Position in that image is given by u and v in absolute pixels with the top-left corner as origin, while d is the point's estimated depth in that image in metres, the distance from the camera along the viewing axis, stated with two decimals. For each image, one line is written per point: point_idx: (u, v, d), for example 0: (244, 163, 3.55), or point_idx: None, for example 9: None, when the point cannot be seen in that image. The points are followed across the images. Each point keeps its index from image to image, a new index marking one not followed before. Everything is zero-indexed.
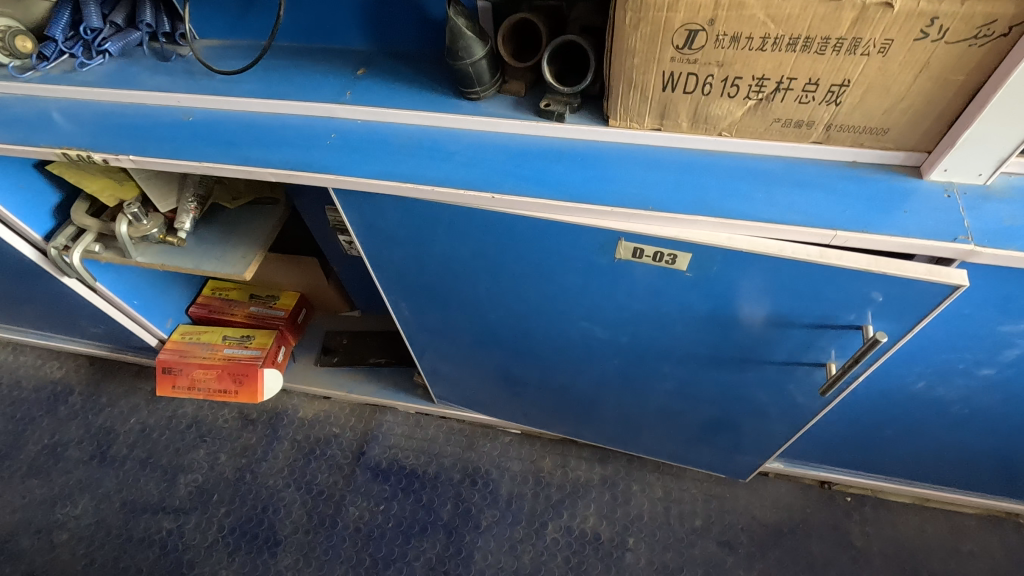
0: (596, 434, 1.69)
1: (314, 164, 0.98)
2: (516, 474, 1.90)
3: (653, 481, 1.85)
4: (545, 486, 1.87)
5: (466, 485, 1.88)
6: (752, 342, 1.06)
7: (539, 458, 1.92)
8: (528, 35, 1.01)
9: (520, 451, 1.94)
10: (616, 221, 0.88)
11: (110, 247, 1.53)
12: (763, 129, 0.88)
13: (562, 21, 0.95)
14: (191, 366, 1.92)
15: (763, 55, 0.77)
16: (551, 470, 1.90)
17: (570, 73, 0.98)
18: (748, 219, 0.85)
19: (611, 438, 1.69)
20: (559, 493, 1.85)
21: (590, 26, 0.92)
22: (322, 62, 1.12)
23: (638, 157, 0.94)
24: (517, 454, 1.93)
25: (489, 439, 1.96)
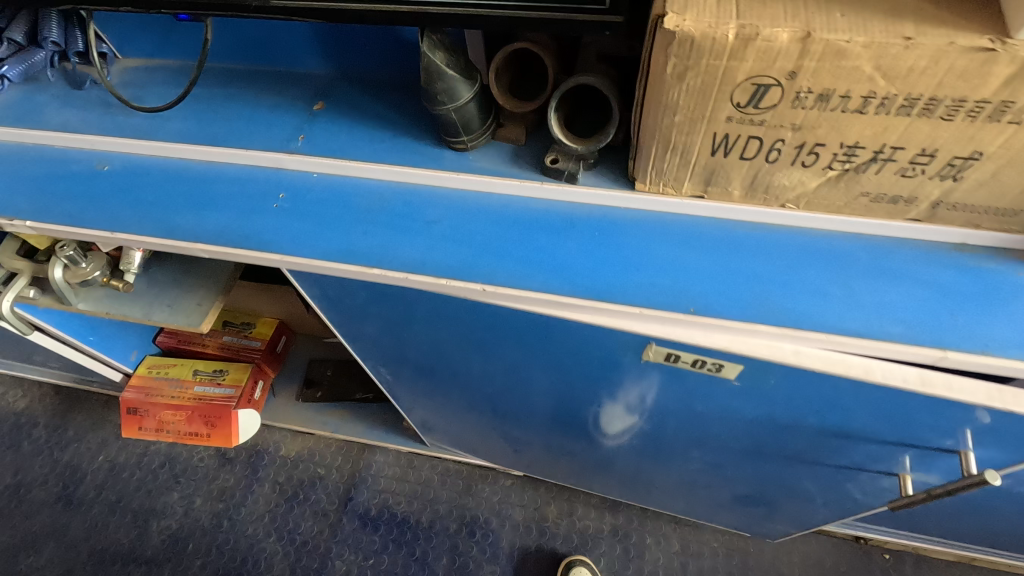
0: (605, 487, 1.49)
1: (255, 237, 0.77)
2: (518, 525, 1.72)
3: (669, 532, 1.68)
4: (549, 538, 1.70)
5: (462, 537, 1.71)
6: (811, 445, 0.85)
7: (543, 505, 1.75)
8: (530, 66, 0.79)
9: (521, 497, 1.76)
10: (648, 325, 0.66)
11: (48, 292, 1.32)
12: (843, 202, 0.66)
13: (571, 55, 0.72)
14: (158, 406, 1.72)
15: (861, 118, 0.54)
16: (557, 518, 1.72)
17: (586, 117, 0.75)
18: (824, 329, 0.64)
19: (625, 493, 1.49)
20: (566, 546, 1.68)
21: (610, 56, 0.69)
22: (271, 92, 0.89)
23: (674, 232, 0.72)
24: (518, 500, 1.75)
25: (488, 483, 1.79)
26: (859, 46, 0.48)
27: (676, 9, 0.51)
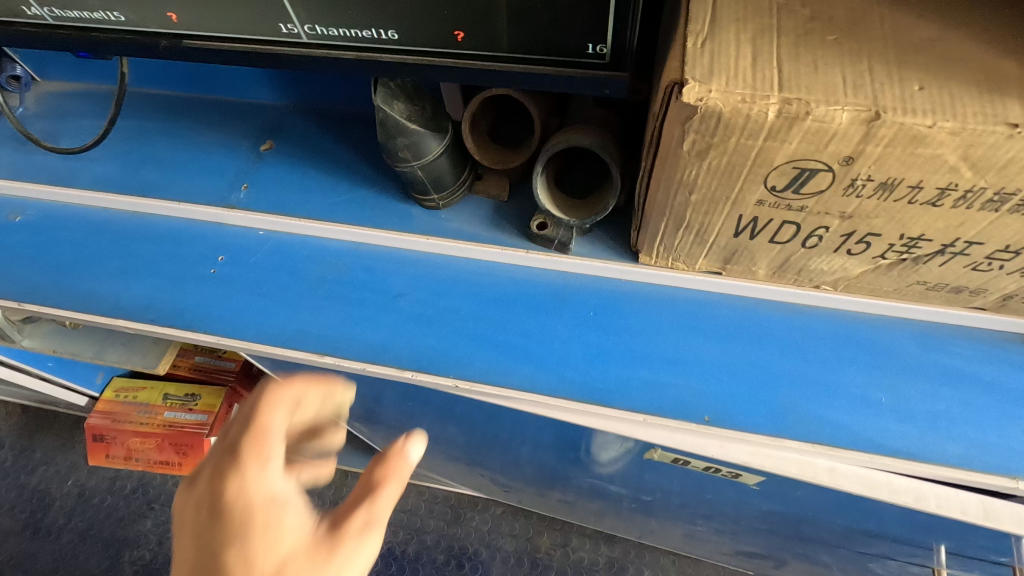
0: (617, 525, 1.25)
1: (189, 312, 0.65)
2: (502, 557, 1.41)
3: (668, 565, 1.38)
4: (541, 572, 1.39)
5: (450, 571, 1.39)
6: (842, 535, 0.74)
7: (535, 534, 1.43)
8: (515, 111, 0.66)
9: (513, 526, 1.44)
10: (653, 435, 0.56)
11: None
12: (892, 289, 0.54)
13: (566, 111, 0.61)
14: (125, 434, 1.48)
15: (931, 210, 0.42)
16: (551, 549, 1.41)
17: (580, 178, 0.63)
18: (864, 447, 0.53)
19: (631, 530, 1.26)
20: None
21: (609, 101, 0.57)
22: (212, 128, 0.76)
23: (683, 314, 0.60)
24: (510, 530, 1.44)
25: (478, 510, 1.46)
26: (943, 133, 0.36)
27: (700, 75, 0.38)
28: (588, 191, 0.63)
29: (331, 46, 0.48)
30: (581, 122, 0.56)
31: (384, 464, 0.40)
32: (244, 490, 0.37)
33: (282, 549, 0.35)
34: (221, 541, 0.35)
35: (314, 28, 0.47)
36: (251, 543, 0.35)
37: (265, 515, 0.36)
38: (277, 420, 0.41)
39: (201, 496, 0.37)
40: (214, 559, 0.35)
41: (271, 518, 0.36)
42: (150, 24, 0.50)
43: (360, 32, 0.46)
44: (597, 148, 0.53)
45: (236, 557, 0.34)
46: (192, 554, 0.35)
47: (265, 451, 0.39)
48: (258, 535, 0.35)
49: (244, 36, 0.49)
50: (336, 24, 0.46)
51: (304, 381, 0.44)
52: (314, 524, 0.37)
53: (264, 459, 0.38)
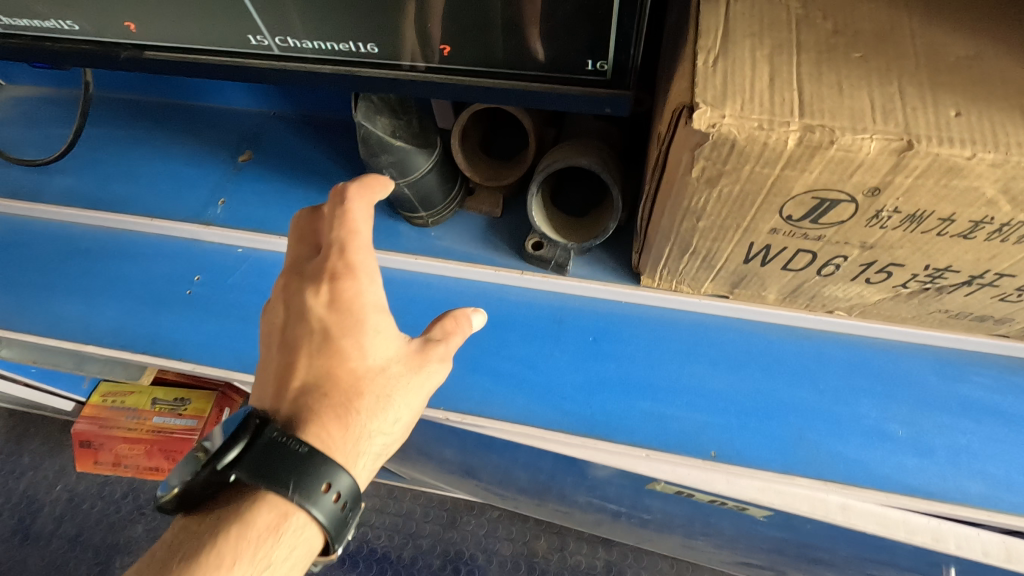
0: (620, 533, 1.21)
1: (164, 338, 0.61)
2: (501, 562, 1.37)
3: (665, 569, 1.36)
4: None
5: None
6: (849, 559, 0.71)
7: (532, 538, 1.39)
8: (506, 125, 0.62)
9: (510, 530, 1.40)
10: (656, 469, 0.53)
11: None
12: (910, 315, 0.51)
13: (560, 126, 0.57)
14: (113, 440, 1.43)
15: (960, 243, 0.39)
16: (548, 554, 1.38)
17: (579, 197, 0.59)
18: (882, 486, 0.49)
19: (631, 537, 1.22)
20: None
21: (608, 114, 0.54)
22: (188, 136, 0.72)
23: (687, 340, 0.57)
24: (507, 534, 1.40)
25: (474, 514, 1.43)
26: (983, 164, 0.32)
27: (711, 98, 0.34)
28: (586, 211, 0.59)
29: (306, 59, 0.44)
30: (579, 139, 0.51)
31: (452, 321, 0.45)
32: (336, 299, 0.42)
33: (362, 366, 0.41)
34: (315, 339, 0.42)
35: (286, 40, 0.43)
36: (339, 357, 0.41)
37: (352, 324, 0.42)
38: (362, 241, 0.43)
39: (297, 292, 0.43)
40: (304, 353, 0.42)
41: (355, 335, 0.41)
42: (108, 34, 0.46)
43: (339, 45, 0.42)
44: (598, 168, 0.49)
45: (326, 360, 0.41)
46: (290, 338, 0.43)
47: (353, 264, 0.42)
48: (343, 345, 0.41)
49: (211, 47, 0.45)
50: (311, 35, 0.42)
51: (388, 187, 0.43)
52: (390, 349, 0.42)
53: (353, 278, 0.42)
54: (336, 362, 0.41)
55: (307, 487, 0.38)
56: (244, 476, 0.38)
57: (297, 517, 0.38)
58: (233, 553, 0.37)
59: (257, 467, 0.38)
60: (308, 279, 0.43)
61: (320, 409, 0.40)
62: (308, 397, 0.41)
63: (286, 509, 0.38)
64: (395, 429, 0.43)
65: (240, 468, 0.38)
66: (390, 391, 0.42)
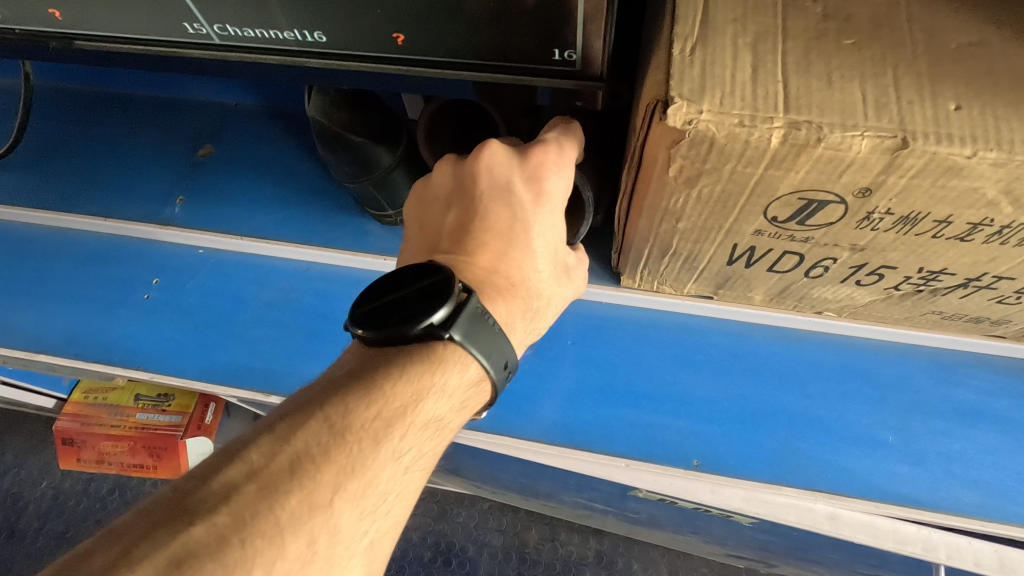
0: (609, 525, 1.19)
1: (122, 346, 0.58)
2: (491, 553, 1.36)
3: (658, 557, 1.35)
4: (531, 568, 1.34)
5: (437, 568, 1.35)
6: (839, 556, 0.70)
7: (523, 529, 1.38)
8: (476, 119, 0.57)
9: (501, 521, 1.39)
10: (637, 477, 0.51)
11: None
12: (902, 317, 0.48)
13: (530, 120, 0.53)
14: (96, 438, 1.41)
15: (957, 246, 0.36)
16: (539, 544, 1.37)
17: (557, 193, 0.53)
18: (870, 494, 0.47)
19: (620, 529, 1.21)
20: None
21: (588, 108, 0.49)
22: (145, 129, 0.68)
23: (669, 342, 0.54)
24: (498, 525, 1.39)
25: (464, 506, 1.41)
26: (984, 164, 0.29)
27: (688, 92, 0.31)
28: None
29: (249, 49, 0.40)
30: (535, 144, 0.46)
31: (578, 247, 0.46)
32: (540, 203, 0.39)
33: (541, 267, 0.41)
34: (510, 229, 0.40)
35: (226, 28, 0.39)
36: (528, 252, 0.40)
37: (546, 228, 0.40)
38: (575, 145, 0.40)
39: (496, 174, 0.39)
40: (496, 240, 0.40)
41: (549, 236, 0.41)
42: (32, 23, 0.42)
43: (282, 33, 0.38)
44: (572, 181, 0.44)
45: (517, 251, 0.40)
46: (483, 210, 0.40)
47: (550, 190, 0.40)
48: (536, 244, 0.40)
49: (145, 36, 0.41)
50: (251, 23, 0.38)
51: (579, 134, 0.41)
52: (565, 254, 0.43)
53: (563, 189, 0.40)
54: (523, 257, 0.40)
55: (501, 362, 0.37)
56: (455, 338, 0.35)
57: (483, 384, 0.37)
58: (449, 385, 0.35)
59: (471, 326, 0.36)
60: (513, 177, 0.39)
61: (512, 298, 0.40)
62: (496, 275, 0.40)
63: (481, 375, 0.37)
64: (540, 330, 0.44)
65: (458, 329, 0.35)
66: (551, 296, 0.43)
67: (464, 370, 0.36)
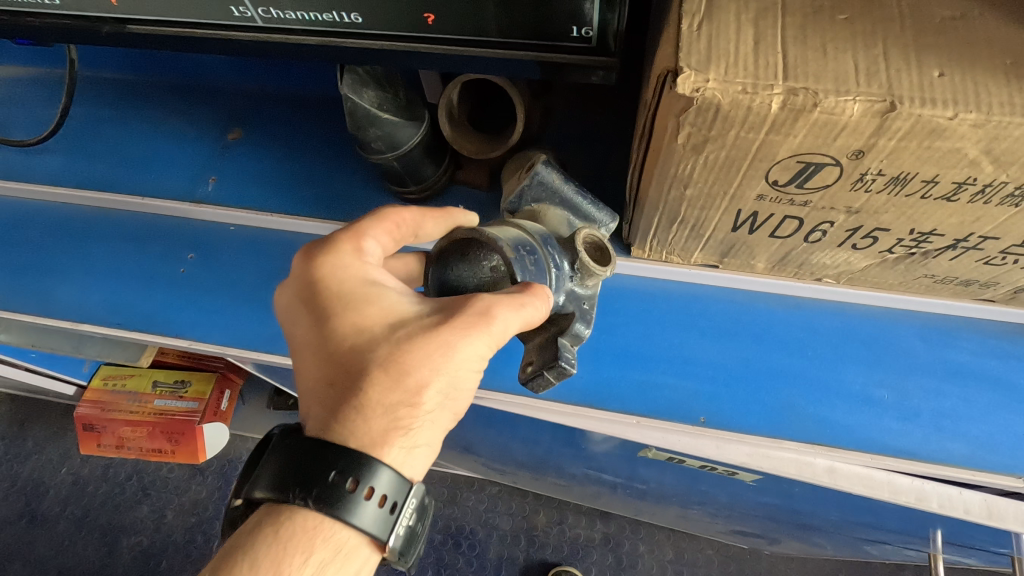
0: (615, 504, 1.24)
1: (157, 316, 0.62)
2: (498, 533, 1.40)
3: (664, 538, 1.39)
4: (539, 549, 1.39)
5: (448, 550, 1.38)
6: (835, 521, 0.74)
7: (531, 512, 1.42)
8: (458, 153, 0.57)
9: (510, 505, 1.43)
10: (646, 435, 0.54)
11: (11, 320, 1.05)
12: (897, 282, 0.52)
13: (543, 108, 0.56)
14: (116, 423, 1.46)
15: (945, 206, 0.39)
16: (548, 527, 1.41)
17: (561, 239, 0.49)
18: (865, 447, 0.51)
19: (625, 509, 1.26)
20: (555, 558, 1.37)
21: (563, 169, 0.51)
22: (176, 113, 0.71)
23: (677, 310, 0.57)
24: (507, 509, 1.42)
25: (474, 491, 1.45)
26: (965, 125, 0.33)
27: (695, 63, 0.34)
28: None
29: (289, 30, 0.44)
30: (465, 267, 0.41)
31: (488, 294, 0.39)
32: (319, 292, 0.39)
33: (363, 343, 0.36)
34: (306, 334, 0.39)
35: (268, 11, 0.42)
36: (329, 340, 0.37)
37: (339, 307, 0.38)
38: (376, 231, 0.41)
39: (283, 303, 0.41)
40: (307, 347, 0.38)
41: (348, 314, 0.38)
42: (88, 8, 0.45)
43: (321, 15, 0.42)
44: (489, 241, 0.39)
45: (317, 350, 0.38)
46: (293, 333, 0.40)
47: (325, 274, 0.39)
48: (333, 329, 0.37)
49: (193, 19, 0.44)
50: (294, 6, 0.41)
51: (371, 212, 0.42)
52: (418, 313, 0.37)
53: (378, 268, 0.41)
54: (334, 351, 0.37)
55: (323, 490, 0.34)
56: (265, 490, 0.35)
57: (320, 524, 0.35)
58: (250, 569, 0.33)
59: (276, 474, 0.35)
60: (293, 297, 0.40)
61: (335, 390, 0.36)
62: (315, 383, 0.37)
63: (309, 521, 0.35)
64: (428, 391, 0.36)
65: (263, 481, 0.36)
66: (418, 366, 0.35)
67: (278, 533, 0.34)
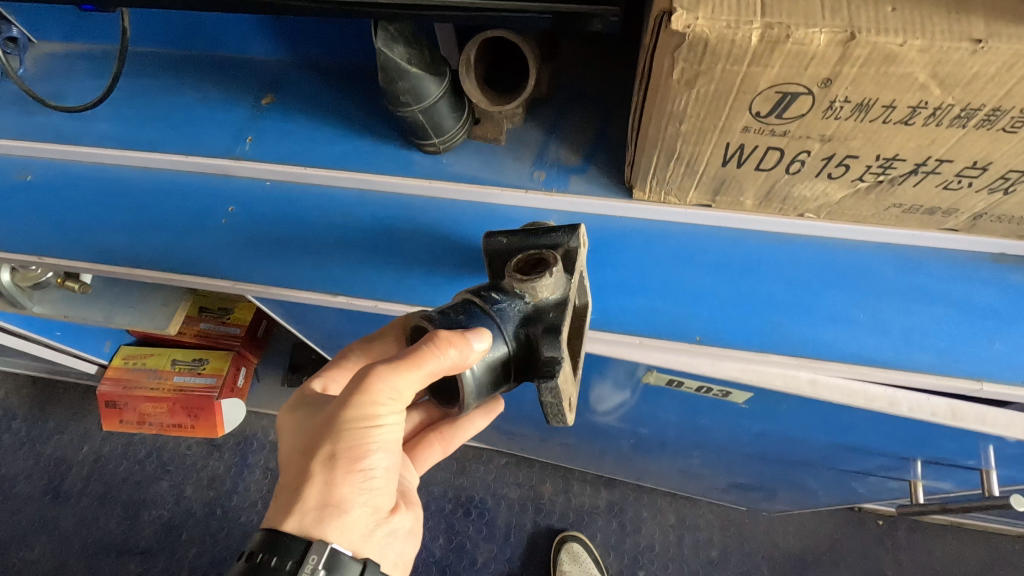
0: (615, 464, 1.32)
1: (199, 260, 0.68)
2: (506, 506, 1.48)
3: (665, 504, 1.51)
4: (546, 517, 1.47)
5: (459, 517, 1.45)
6: (816, 454, 0.81)
7: (538, 483, 1.50)
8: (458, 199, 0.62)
9: (517, 475, 1.51)
10: (648, 354, 0.60)
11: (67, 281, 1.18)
12: (870, 213, 0.58)
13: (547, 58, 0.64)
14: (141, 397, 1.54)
15: (904, 131, 0.46)
16: (553, 496, 1.49)
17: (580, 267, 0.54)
18: (842, 359, 0.57)
19: (621, 470, 1.37)
20: (562, 524, 1.45)
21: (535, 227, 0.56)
22: (213, 82, 0.77)
23: (676, 247, 0.63)
24: (514, 480, 1.50)
25: (482, 460, 1.52)
26: (913, 51, 0.39)
27: (687, 4, 0.40)
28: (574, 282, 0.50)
29: None
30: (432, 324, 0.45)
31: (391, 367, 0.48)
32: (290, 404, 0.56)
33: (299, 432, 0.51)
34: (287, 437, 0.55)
35: None
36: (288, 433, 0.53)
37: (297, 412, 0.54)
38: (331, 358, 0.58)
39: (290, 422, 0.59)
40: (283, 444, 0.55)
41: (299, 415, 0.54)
42: None
43: None
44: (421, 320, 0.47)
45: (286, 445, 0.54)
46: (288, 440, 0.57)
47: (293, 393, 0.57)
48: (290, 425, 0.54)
49: None
50: None
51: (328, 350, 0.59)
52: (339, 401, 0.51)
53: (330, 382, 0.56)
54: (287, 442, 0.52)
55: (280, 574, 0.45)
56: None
57: None
58: None
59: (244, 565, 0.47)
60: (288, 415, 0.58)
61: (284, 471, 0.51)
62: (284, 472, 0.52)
63: None
64: (326, 452, 0.47)
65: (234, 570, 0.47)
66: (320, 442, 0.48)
67: None
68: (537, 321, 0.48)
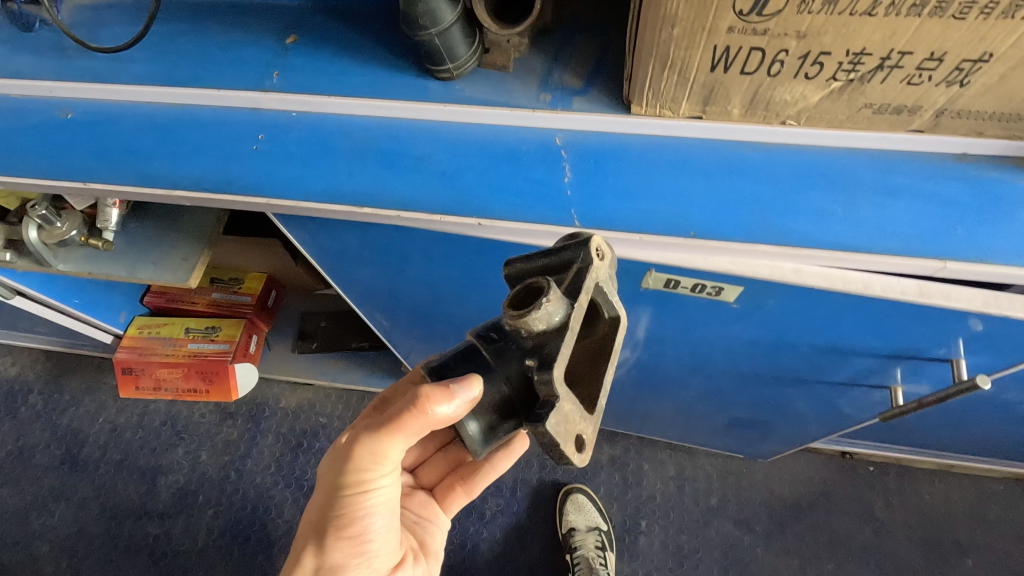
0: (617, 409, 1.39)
1: (233, 181, 0.74)
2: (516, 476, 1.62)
3: (665, 458, 1.67)
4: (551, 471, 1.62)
5: None
6: (803, 366, 0.88)
7: None
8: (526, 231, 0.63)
9: None
10: (648, 250, 0.66)
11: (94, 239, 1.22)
12: (845, 116, 0.65)
13: None
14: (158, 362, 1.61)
15: (870, 22, 0.52)
16: None
17: (600, 282, 0.55)
18: (825, 246, 0.64)
19: (618, 420, 1.50)
20: (567, 476, 1.62)
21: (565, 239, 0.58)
22: (239, 26, 0.83)
23: (673, 158, 0.70)
24: None
25: None
26: None
27: None
28: (579, 306, 0.51)
29: None
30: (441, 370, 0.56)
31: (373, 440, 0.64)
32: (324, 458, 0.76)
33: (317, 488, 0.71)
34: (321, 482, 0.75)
35: None
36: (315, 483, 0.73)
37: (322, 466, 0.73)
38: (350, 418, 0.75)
39: None
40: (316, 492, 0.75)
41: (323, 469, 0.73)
42: None
43: None
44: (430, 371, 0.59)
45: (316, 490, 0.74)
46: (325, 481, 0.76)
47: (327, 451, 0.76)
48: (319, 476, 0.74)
49: None
50: None
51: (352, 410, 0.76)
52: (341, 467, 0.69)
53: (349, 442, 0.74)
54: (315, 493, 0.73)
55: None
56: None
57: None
58: None
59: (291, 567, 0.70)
60: None
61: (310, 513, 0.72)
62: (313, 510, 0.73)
63: None
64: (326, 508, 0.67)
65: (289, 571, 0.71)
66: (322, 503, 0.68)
67: None
68: (536, 354, 0.52)
